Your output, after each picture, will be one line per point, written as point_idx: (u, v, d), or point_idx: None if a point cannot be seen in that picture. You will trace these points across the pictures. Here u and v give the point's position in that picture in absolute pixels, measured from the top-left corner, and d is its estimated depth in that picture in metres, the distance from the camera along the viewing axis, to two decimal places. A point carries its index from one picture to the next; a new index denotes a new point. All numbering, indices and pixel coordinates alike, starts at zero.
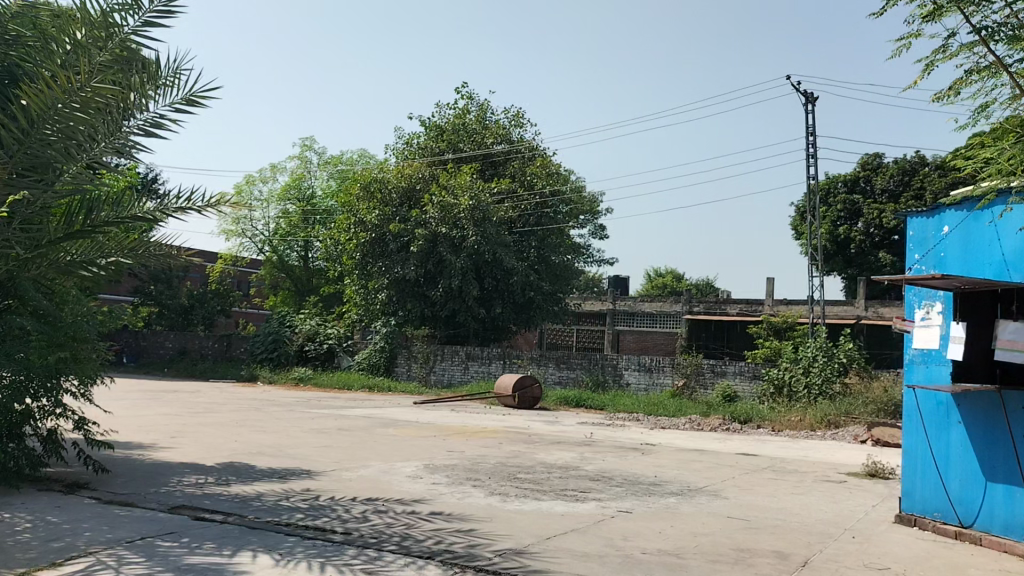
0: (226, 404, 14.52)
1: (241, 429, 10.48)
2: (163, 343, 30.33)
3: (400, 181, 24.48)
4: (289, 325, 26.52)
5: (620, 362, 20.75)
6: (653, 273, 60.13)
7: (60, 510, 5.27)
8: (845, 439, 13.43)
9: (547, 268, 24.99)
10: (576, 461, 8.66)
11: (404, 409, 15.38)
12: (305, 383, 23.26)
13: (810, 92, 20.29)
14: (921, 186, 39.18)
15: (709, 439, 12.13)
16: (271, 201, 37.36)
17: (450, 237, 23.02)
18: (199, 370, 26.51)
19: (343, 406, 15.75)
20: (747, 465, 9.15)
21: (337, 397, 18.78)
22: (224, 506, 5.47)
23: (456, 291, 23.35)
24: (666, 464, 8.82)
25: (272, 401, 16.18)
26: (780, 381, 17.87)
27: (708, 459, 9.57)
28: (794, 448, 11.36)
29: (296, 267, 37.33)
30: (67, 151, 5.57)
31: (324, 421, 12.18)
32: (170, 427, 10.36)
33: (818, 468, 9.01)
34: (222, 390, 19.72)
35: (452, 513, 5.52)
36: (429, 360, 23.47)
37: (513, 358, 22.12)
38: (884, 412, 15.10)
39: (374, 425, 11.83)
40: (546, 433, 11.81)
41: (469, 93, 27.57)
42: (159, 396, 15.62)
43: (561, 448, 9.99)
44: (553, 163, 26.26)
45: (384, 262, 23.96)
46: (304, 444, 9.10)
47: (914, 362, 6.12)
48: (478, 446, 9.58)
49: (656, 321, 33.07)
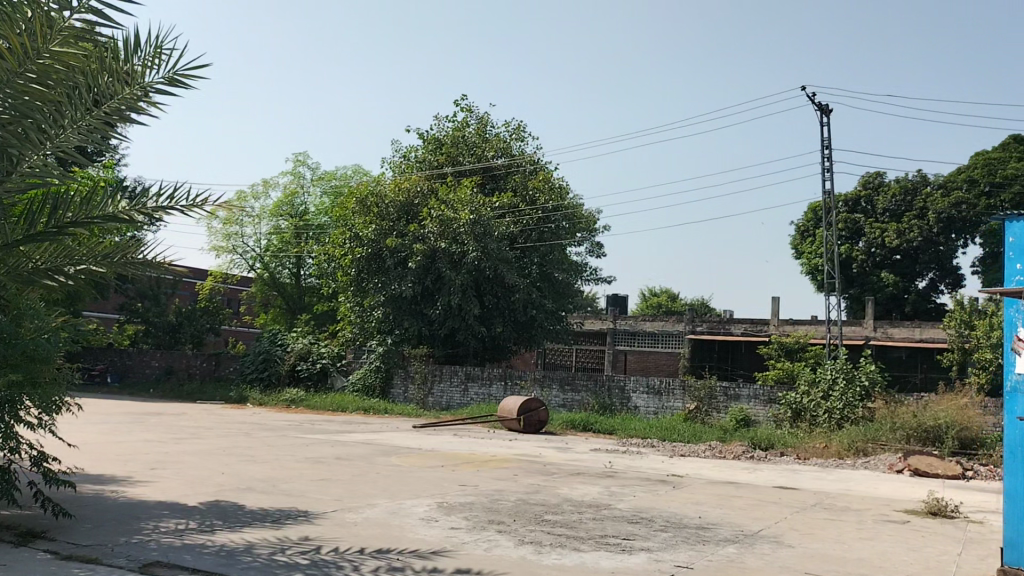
0: (213, 429, 13.51)
1: (230, 459, 9.50)
2: (149, 361, 29.22)
3: (398, 195, 23.66)
4: (281, 343, 25.37)
5: (628, 385, 19.80)
6: (648, 291, 59.42)
7: (6, 569, 4.31)
8: (880, 468, 12.56)
9: (550, 285, 24.18)
10: (606, 498, 7.73)
11: (404, 435, 14.39)
12: (297, 406, 22.20)
13: (825, 104, 19.59)
14: (924, 206, 38.60)
15: (737, 469, 11.23)
16: (262, 217, 36.39)
17: (450, 252, 22.26)
18: (186, 391, 25.38)
19: (338, 431, 14.76)
20: (794, 502, 8.23)
21: (331, 420, 17.82)
22: (205, 564, 4.50)
23: (456, 310, 22.39)
24: (706, 501, 7.90)
25: (263, 425, 15.17)
26: (798, 406, 16.96)
27: (748, 494, 8.66)
28: (833, 481, 10.47)
29: (288, 284, 36.39)
30: (27, 134, 4.57)
31: (320, 449, 11.20)
32: (150, 456, 9.37)
33: (873, 508, 8.12)
34: (209, 412, 18.63)
35: (484, 571, 4.59)
36: (427, 380, 22.44)
37: (515, 378, 21.15)
38: (915, 439, 14.23)
39: (374, 453, 10.87)
40: (562, 462, 10.89)
41: (469, 105, 26.78)
42: (142, 421, 14.56)
43: (584, 480, 9.07)
44: (555, 178, 25.57)
45: (381, 278, 23.08)
46: (300, 478, 8.13)
47: (1017, 388, 5.18)
48: (492, 479, 8.65)
49: (658, 341, 32.20)
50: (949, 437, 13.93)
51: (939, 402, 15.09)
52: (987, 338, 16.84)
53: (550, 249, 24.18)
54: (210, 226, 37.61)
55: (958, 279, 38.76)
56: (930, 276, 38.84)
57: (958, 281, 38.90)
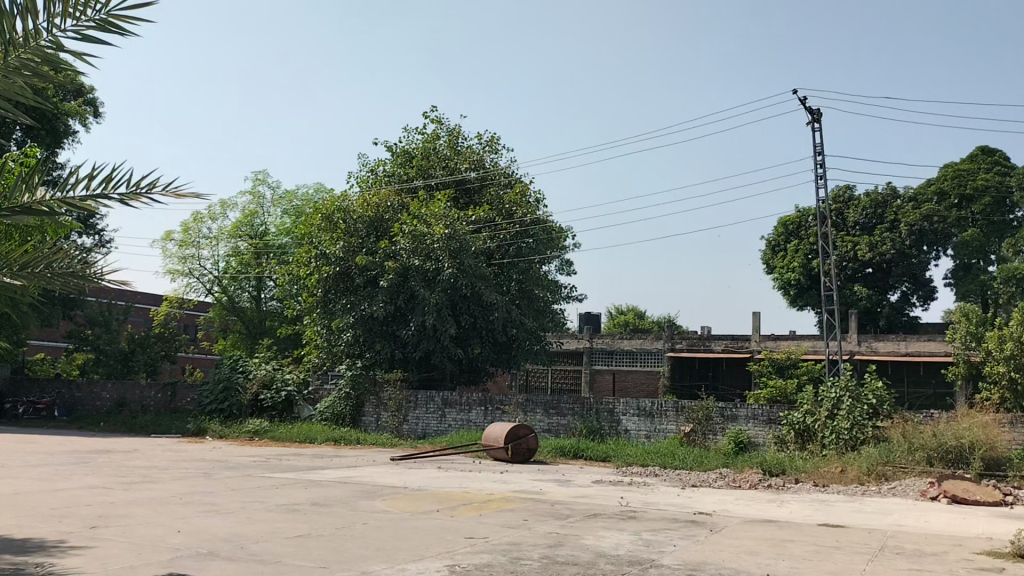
0: (169, 470, 11.97)
1: (187, 510, 8.06)
2: (100, 393, 27.18)
3: (367, 210, 22.41)
4: (242, 370, 23.55)
5: (617, 407, 18.57)
6: (615, 309, 58.59)
7: None
8: (909, 494, 11.49)
9: (529, 302, 23.02)
10: (645, 551, 6.46)
11: (383, 470, 12.98)
12: (261, 438, 20.57)
13: (814, 108, 18.81)
14: (894, 219, 38.25)
15: (764, 503, 10.01)
16: (220, 238, 34.79)
17: (423, 269, 21.00)
18: (140, 424, 23.53)
19: (310, 467, 13.30)
20: (859, 547, 7.05)
21: (300, 454, 16.31)
22: None
23: (430, 331, 21.06)
24: (760, 551, 6.68)
25: (224, 463, 13.63)
26: (801, 427, 15.90)
27: (800, 537, 7.46)
28: (876, 514, 9.34)
29: (248, 309, 34.67)
30: None
31: (293, 492, 9.77)
32: (91, 511, 7.89)
33: (951, 550, 6.98)
34: (165, 448, 16.95)
35: None
36: (402, 407, 20.90)
37: (495, 403, 19.76)
38: (936, 460, 13.18)
39: (356, 496, 9.47)
40: (570, 500, 9.63)
41: (439, 116, 25.63)
42: (87, 462, 12.94)
43: (607, 524, 7.81)
44: (530, 191, 24.57)
45: (349, 299, 21.73)
46: (274, 535, 6.73)
47: None
48: (503, 528, 7.33)
49: (636, 360, 31.07)
50: (974, 457, 12.92)
51: (957, 419, 14.06)
52: (997, 350, 15.90)
53: (530, 264, 23.05)
54: (165, 248, 35.86)
55: (930, 292, 38.37)
56: (903, 289, 38.40)
57: (930, 294, 38.50)
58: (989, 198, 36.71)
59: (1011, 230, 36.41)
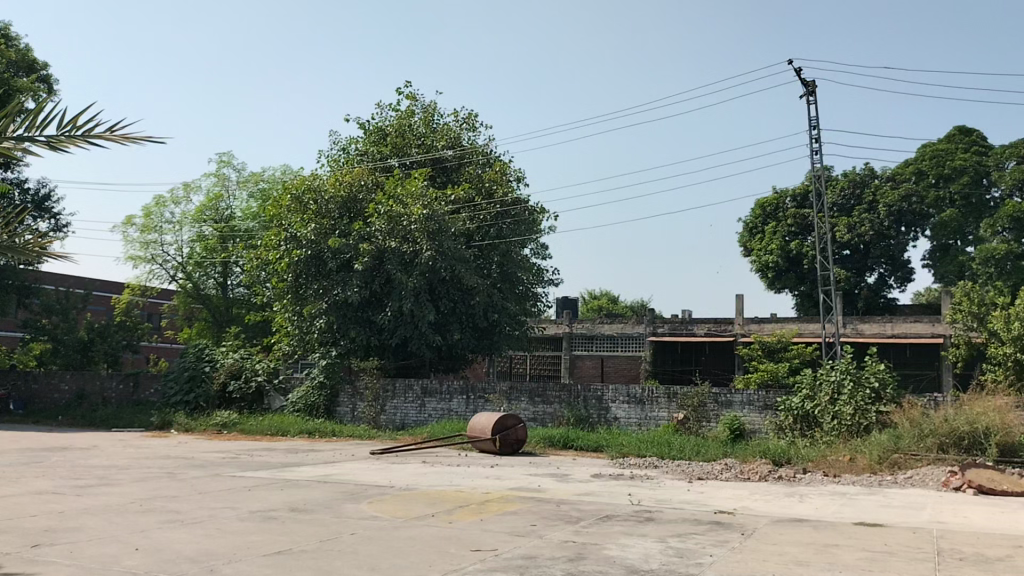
0: (129, 470, 10.89)
1: (148, 520, 7.06)
2: (58, 384, 25.88)
3: (339, 189, 21.28)
4: (209, 359, 22.38)
5: (606, 394, 17.75)
6: (587, 293, 57.73)
7: None
8: (927, 484, 10.79)
9: (511, 285, 22.21)
10: (682, 564, 5.60)
11: (364, 466, 12.00)
12: (229, 431, 19.50)
13: (809, 80, 18.09)
14: (873, 200, 37.93)
15: (784, 499, 9.21)
16: (183, 223, 33.40)
17: (400, 252, 19.99)
18: (100, 418, 22.26)
19: (286, 464, 12.31)
20: (916, 552, 6.23)
21: (272, 448, 15.24)
22: None
23: (408, 316, 20.03)
24: (811, 560, 5.84)
25: (192, 461, 12.54)
26: (800, 412, 15.22)
27: (843, 541, 6.63)
28: (909, 509, 8.58)
29: (214, 296, 33.35)
30: None
31: (269, 494, 8.79)
32: (35, 524, 6.84)
33: (1016, 554, 6.19)
34: (125, 443, 15.78)
35: None
36: (379, 396, 19.87)
37: (478, 392, 18.82)
38: (950, 446, 12.52)
39: (338, 499, 8.51)
40: (575, 499, 8.74)
41: (413, 92, 24.56)
42: (38, 462, 11.79)
43: (626, 530, 6.92)
44: (510, 169, 23.68)
45: (323, 283, 20.66)
46: (248, 552, 5.75)
47: None
48: (511, 537, 6.42)
49: (617, 345, 30.34)
50: (989, 443, 12.23)
51: (966, 402, 13.43)
52: (1004, 331, 15.39)
53: (511, 246, 22.20)
54: (126, 234, 34.38)
55: (908, 274, 38.07)
56: (880, 270, 38.20)
57: (908, 276, 38.23)
58: (967, 176, 35.55)
59: (989, 211, 35.71)
